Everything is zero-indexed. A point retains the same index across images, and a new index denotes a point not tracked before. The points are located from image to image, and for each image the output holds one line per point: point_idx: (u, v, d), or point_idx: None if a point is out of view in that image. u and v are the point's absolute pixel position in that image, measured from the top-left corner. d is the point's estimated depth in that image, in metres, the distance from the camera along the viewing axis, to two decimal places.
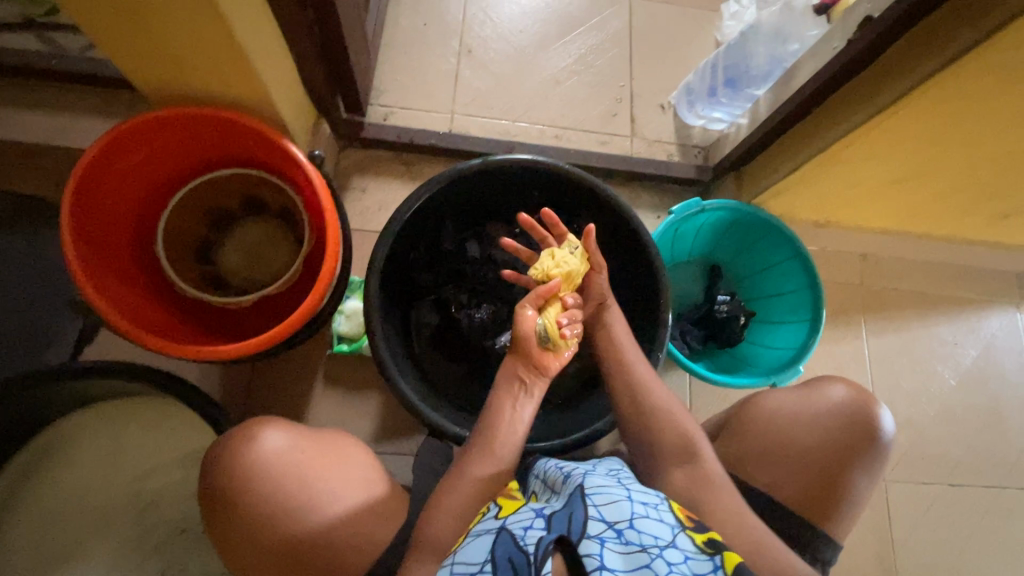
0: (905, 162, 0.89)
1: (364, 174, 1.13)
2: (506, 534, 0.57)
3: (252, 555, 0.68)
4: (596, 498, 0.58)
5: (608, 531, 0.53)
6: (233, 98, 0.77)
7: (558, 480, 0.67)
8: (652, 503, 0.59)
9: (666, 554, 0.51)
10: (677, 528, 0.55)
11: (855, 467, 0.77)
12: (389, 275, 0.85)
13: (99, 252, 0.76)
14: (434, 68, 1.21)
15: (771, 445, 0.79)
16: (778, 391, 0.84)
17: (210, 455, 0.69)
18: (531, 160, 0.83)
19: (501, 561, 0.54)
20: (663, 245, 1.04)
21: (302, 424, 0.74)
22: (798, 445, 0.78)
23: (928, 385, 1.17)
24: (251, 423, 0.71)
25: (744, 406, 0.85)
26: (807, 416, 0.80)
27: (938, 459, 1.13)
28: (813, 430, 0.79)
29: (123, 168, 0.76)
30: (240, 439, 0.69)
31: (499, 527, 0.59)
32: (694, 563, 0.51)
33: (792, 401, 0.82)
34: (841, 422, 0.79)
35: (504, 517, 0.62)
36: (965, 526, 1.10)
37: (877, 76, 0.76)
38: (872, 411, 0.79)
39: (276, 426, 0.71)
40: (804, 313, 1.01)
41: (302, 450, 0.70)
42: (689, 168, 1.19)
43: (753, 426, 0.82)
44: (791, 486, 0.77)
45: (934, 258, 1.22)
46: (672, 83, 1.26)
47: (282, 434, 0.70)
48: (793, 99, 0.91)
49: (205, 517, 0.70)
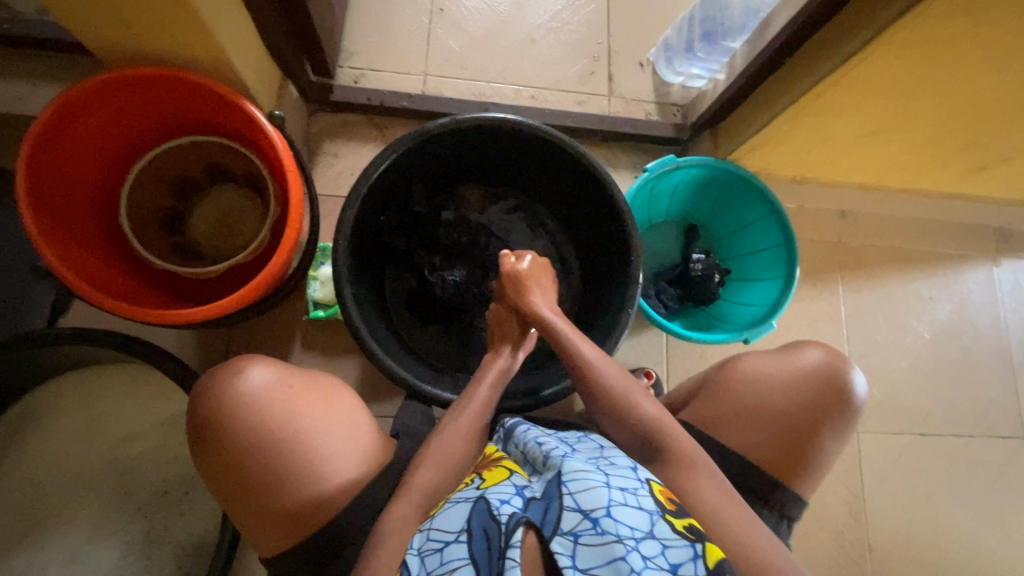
0: (877, 113, 0.88)
1: (335, 138, 1.11)
2: (482, 505, 0.59)
3: (253, 493, 0.67)
4: (573, 485, 0.59)
5: (584, 522, 0.54)
6: (189, 58, 0.75)
7: (541, 458, 0.67)
8: (631, 488, 0.60)
9: (642, 547, 0.52)
10: (656, 516, 0.56)
11: (821, 421, 0.79)
12: (358, 239, 0.84)
13: (60, 221, 0.75)
14: (406, 28, 1.17)
15: (748, 406, 0.80)
16: (756, 355, 0.84)
17: (199, 391, 0.68)
18: (500, 119, 0.82)
19: (477, 531, 0.57)
20: (640, 203, 1.04)
21: (287, 363, 0.74)
22: (771, 405, 0.79)
23: (902, 338, 1.19)
24: (234, 361, 0.70)
25: (722, 370, 0.85)
26: (784, 379, 0.81)
27: (909, 409, 1.15)
28: (789, 393, 0.80)
29: (79, 132, 0.74)
30: (227, 374, 0.69)
31: (477, 497, 0.62)
32: (671, 551, 0.53)
33: (771, 363, 0.82)
34: (816, 386, 0.80)
35: (485, 487, 0.64)
36: (935, 473, 1.13)
37: (847, 22, 0.74)
38: (846, 373, 0.80)
39: (261, 359, 0.71)
40: (779, 270, 1.01)
41: (288, 381, 0.70)
42: (667, 127, 1.17)
43: (729, 387, 0.82)
44: (757, 436, 0.78)
45: (912, 214, 1.22)
46: (650, 39, 1.23)
47: (268, 371, 0.70)
48: (766, 51, 0.89)
49: (194, 458, 0.69)
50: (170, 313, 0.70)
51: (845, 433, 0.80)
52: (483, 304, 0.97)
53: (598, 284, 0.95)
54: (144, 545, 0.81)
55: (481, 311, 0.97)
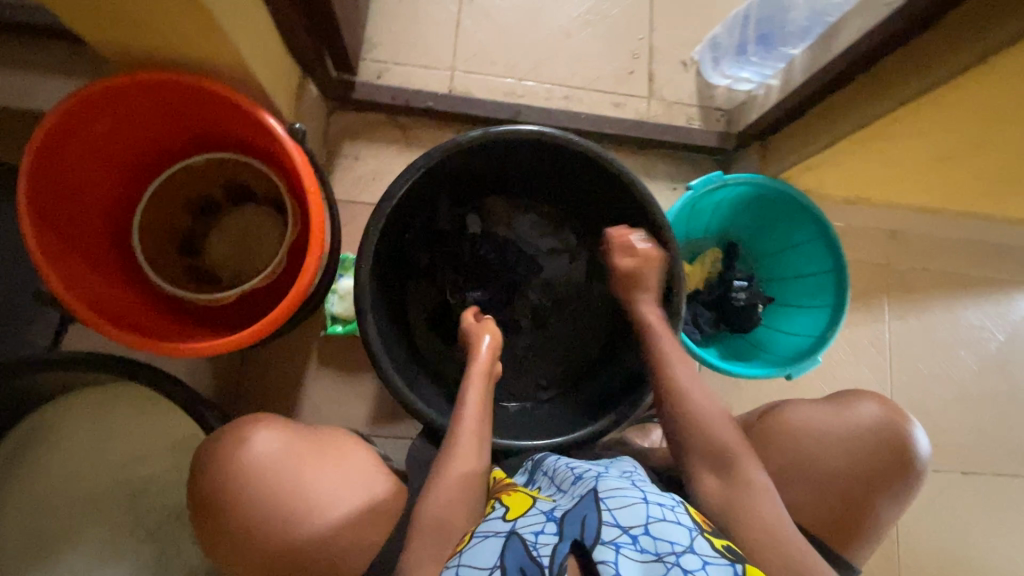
0: (952, 139, 0.80)
1: (355, 139, 1.04)
2: (517, 540, 0.54)
3: (276, 565, 0.65)
4: (611, 501, 0.55)
5: (623, 537, 0.51)
6: (202, 60, 0.68)
7: (567, 479, 0.63)
8: (668, 505, 0.57)
9: (683, 562, 0.49)
10: (694, 532, 0.53)
11: (880, 481, 0.74)
12: (383, 255, 0.78)
13: (68, 240, 0.70)
14: (433, 17, 1.09)
15: (796, 462, 0.76)
16: (803, 405, 0.80)
17: (200, 459, 0.66)
18: (536, 131, 0.75)
19: (510, 567, 0.51)
20: (679, 221, 0.96)
21: (291, 421, 0.71)
22: (823, 464, 0.75)
23: (949, 370, 1.12)
24: (227, 445, 0.66)
25: (768, 418, 0.81)
26: (834, 434, 0.76)
27: (950, 446, 1.10)
28: (842, 450, 0.75)
29: (84, 143, 0.69)
30: (231, 440, 0.66)
31: (508, 532, 0.56)
32: (711, 568, 0.49)
33: (822, 415, 0.78)
34: (874, 444, 0.75)
35: (513, 519, 0.58)
36: (974, 513, 1.07)
37: (941, 41, 0.66)
38: (906, 430, 0.76)
39: (257, 420, 0.68)
40: (825, 298, 0.94)
41: (296, 432, 0.70)
42: (710, 136, 1.09)
43: (776, 439, 0.78)
44: (800, 494, 0.75)
45: (969, 236, 1.14)
46: (696, 36, 1.14)
47: (271, 436, 0.67)
48: (834, 63, 0.81)
49: (197, 529, 0.67)
50: (181, 344, 0.65)
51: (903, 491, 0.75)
52: (517, 334, 0.94)
53: None
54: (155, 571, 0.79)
55: (514, 344, 0.93)
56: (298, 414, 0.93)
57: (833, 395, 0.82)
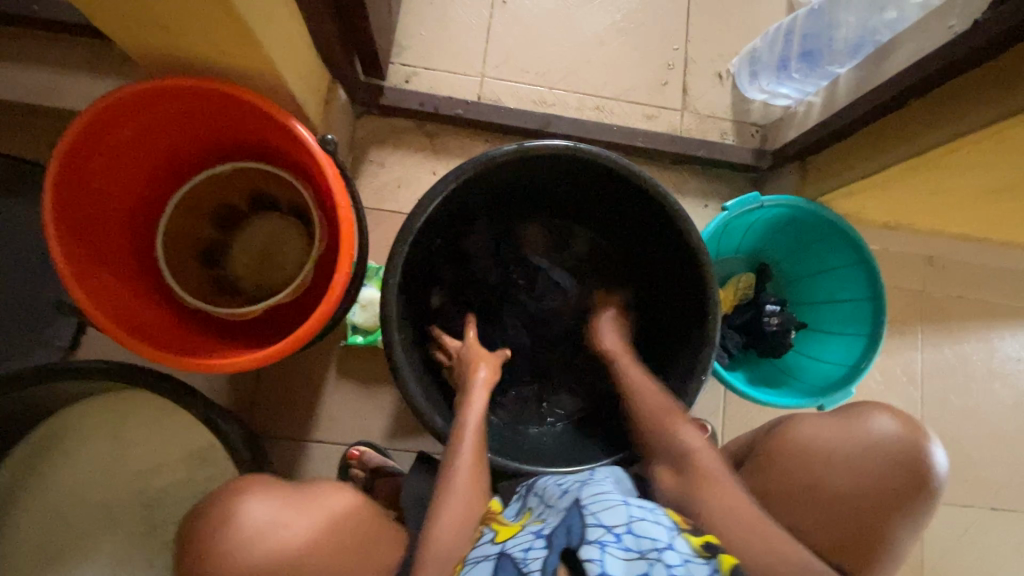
0: (1003, 171, 0.76)
1: (381, 145, 1.02)
2: (507, 561, 0.52)
3: None
4: (594, 505, 0.55)
5: (608, 535, 0.50)
6: (233, 68, 0.66)
7: (556, 494, 0.61)
8: (648, 507, 0.56)
9: (665, 556, 0.48)
10: (673, 531, 0.52)
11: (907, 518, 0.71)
12: (410, 269, 0.76)
13: (93, 250, 0.69)
14: (464, 21, 1.06)
15: (812, 486, 0.73)
16: (812, 420, 0.77)
17: (188, 527, 0.63)
18: (573, 148, 0.72)
19: None
20: (711, 241, 0.94)
21: (281, 484, 0.66)
22: (840, 489, 0.72)
23: (982, 402, 1.09)
24: (212, 520, 0.61)
25: (772, 436, 0.79)
26: (842, 452, 0.73)
27: (981, 481, 1.06)
28: (852, 471, 0.72)
29: (111, 150, 0.67)
30: (218, 514, 0.61)
31: (498, 554, 0.54)
32: (691, 565, 0.49)
33: (830, 433, 0.75)
34: (886, 465, 0.72)
35: (502, 542, 0.57)
36: (1003, 551, 1.04)
37: (1006, 72, 0.63)
38: (919, 447, 0.73)
39: (238, 489, 0.63)
40: (860, 327, 0.91)
41: (284, 496, 0.64)
42: (745, 153, 1.06)
43: (788, 460, 0.75)
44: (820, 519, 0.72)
45: (1009, 264, 1.10)
46: (733, 48, 1.10)
47: (261, 504, 0.62)
48: (884, 86, 0.77)
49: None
50: (203, 359, 0.64)
51: (920, 517, 0.73)
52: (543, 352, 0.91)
53: (662, 337, 0.86)
54: None
55: (536, 362, 0.91)
56: (315, 425, 0.92)
57: (842, 407, 0.79)
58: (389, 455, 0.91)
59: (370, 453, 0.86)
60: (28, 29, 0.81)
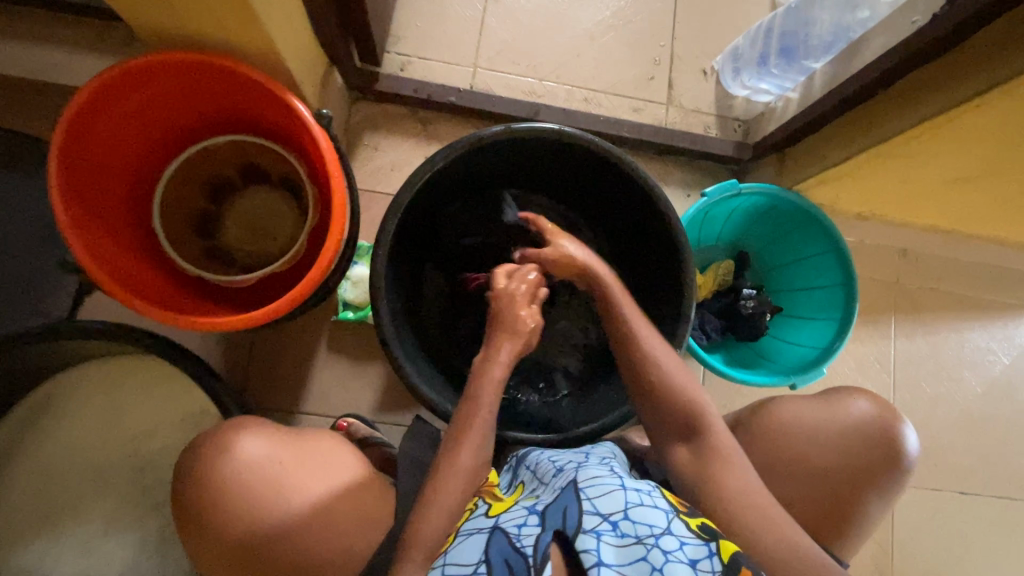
0: (966, 160, 0.81)
1: (376, 130, 1.05)
2: (500, 535, 0.54)
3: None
4: (591, 490, 0.56)
5: (604, 524, 0.51)
6: (234, 45, 0.70)
7: (549, 473, 0.63)
8: (646, 490, 0.57)
9: (662, 543, 0.49)
10: (671, 514, 0.54)
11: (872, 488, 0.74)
12: (399, 242, 0.79)
13: (94, 215, 0.72)
14: (458, 14, 1.10)
15: (782, 457, 0.76)
16: (795, 400, 0.80)
17: (184, 464, 0.67)
18: (557, 130, 0.75)
19: (496, 564, 0.51)
20: (691, 227, 0.98)
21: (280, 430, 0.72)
22: (810, 461, 0.75)
23: (952, 390, 1.12)
24: (210, 453, 0.67)
25: (759, 414, 0.80)
26: (820, 431, 0.77)
27: (950, 466, 1.10)
28: (828, 448, 0.76)
29: (115, 120, 0.70)
30: (217, 446, 0.67)
31: (492, 528, 0.57)
32: (689, 548, 0.50)
33: (810, 412, 0.78)
34: (861, 445, 0.76)
35: (496, 515, 0.59)
36: (969, 535, 1.08)
37: (965, 62, 0.67)
38: (893, 429, 0.76)
39: (237, 427, 0.69)
40: (833, 312, 0.95)
41: (281, 441, 0.70)
42: (727, 145, 1.10)
43: (761, 434, 0.78)
44: (786, 488, 0.75)
45: (979, 258, 1.14)
46: (717, 46, 1.14)
47: (259, 443, 0.68)
48: (854, 79, 0.82)
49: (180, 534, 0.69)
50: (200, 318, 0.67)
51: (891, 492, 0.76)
52: None
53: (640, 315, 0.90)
54: (158, 543, 0.80)
55: None
56: (304, 397, 0.94)
57: (823, 391, 0.83)
58: (376, 428, 0.93)
59: (357, 424, 0.88)
60: (37, 9, 0.84)
